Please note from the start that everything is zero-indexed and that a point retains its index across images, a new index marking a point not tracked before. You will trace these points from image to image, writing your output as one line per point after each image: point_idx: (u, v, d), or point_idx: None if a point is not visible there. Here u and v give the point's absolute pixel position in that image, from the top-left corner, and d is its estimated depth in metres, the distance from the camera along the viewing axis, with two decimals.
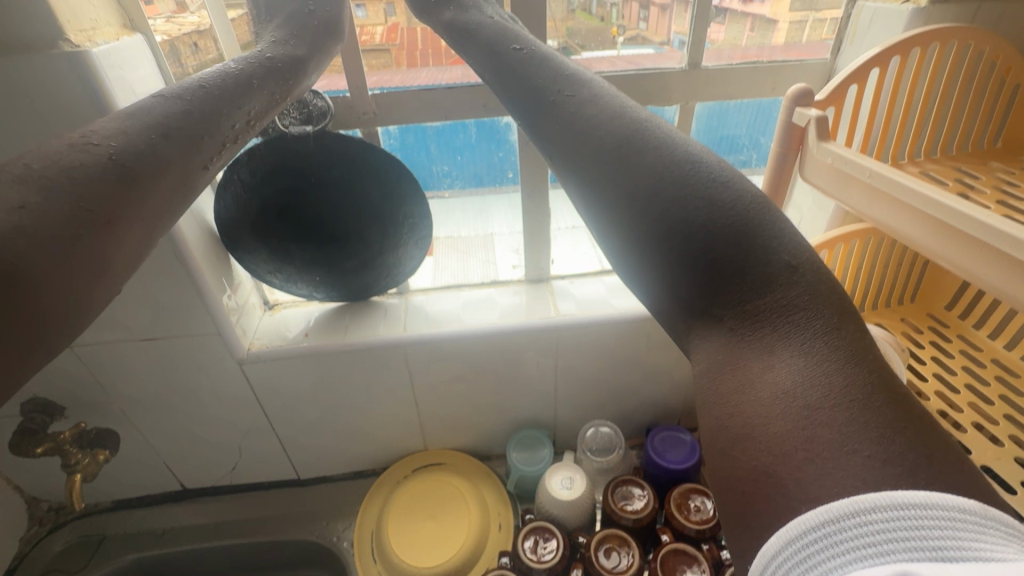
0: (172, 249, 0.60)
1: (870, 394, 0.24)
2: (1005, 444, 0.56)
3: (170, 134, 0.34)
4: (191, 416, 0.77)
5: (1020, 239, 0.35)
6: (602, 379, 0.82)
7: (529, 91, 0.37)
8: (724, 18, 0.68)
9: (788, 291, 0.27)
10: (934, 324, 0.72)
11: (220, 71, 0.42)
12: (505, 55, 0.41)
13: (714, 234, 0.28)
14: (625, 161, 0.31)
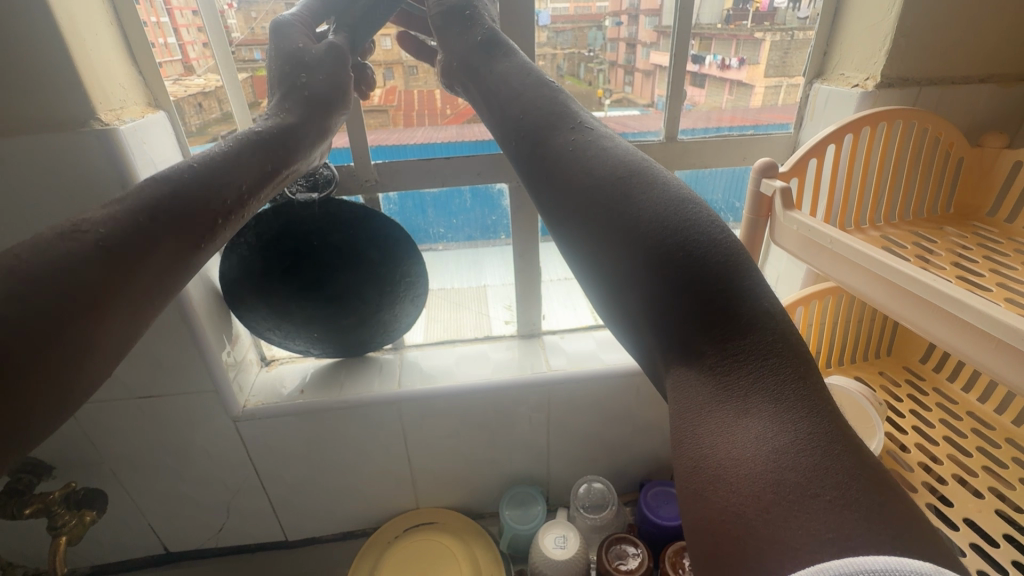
0: (177, 309, 0.63)
1: (831, 441, 0.26)
2: (986, 497, 0.57)
3: (159, 212, 0.36)
4: (180, 475, 0.76)
5: (965, 302, 0.39)
6: (594, 435, 0.83)
7: (550, 113, 0.40)
8: (704, 83, 0.74)
9: (763, 338, 0.29)
10: (910, 377, 0.75)
11: (200, 158, 0.40)
12: (521, 86, 0.43)
13: (697, 280, 0.30)
14: (631, 190, 0.34)
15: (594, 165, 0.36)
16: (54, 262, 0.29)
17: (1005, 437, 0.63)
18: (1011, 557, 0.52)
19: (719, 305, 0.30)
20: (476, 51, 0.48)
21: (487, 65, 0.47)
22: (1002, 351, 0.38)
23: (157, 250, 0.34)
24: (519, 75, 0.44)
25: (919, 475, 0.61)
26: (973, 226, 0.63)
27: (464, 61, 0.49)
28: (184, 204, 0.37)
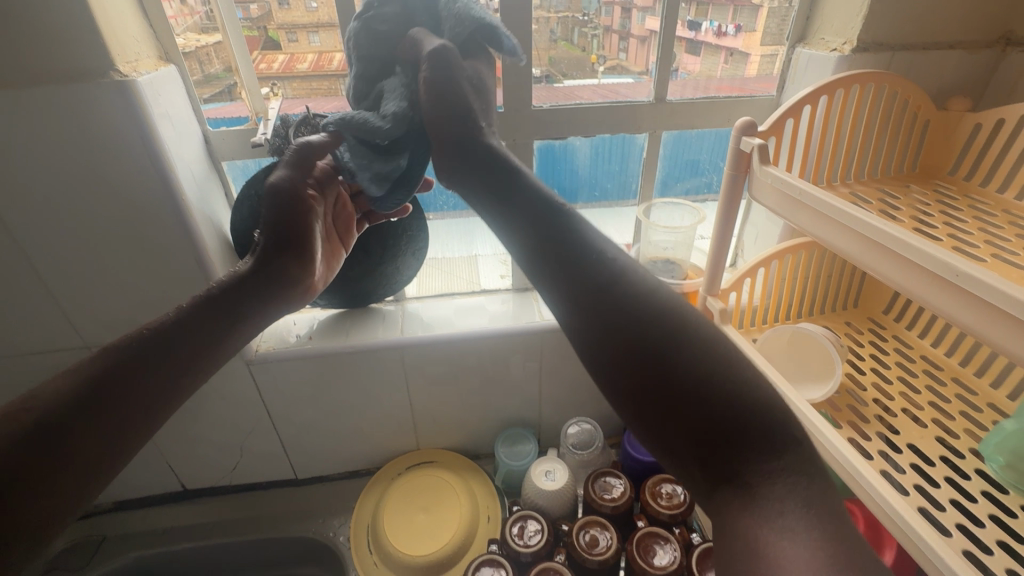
0: (194, 255, 0.67)
1: (854, 552, 0.29)
2: (928, 426, 0.64)
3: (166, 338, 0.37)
4: (195, 416, 0.82)
5: (909, 243, 0.46)
6: (583, 381, 0.90)
7: (543, 214, 0.38)
8: (700, 51, 0.78)
9: (785, 457, 0.32)
10: (872, 326, 0.81)
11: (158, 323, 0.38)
12: (522, 200, 0.39)
13: (712, 414, 0.33)
14: (629, 326, 0.35)
15: (608, 306, 0.36)
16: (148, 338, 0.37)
17: (952, 377, 0.71)
18: (945, 474, 0.58)
19: (731, 429, 0.33)
20: (479, 160, 0.41)
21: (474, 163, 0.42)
22: (948, 292, 0.44)
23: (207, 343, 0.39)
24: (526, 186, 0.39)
25: (872, 408, 0.67)
26: (935, 184, 0.68)
27: (459, 153, 0.43)
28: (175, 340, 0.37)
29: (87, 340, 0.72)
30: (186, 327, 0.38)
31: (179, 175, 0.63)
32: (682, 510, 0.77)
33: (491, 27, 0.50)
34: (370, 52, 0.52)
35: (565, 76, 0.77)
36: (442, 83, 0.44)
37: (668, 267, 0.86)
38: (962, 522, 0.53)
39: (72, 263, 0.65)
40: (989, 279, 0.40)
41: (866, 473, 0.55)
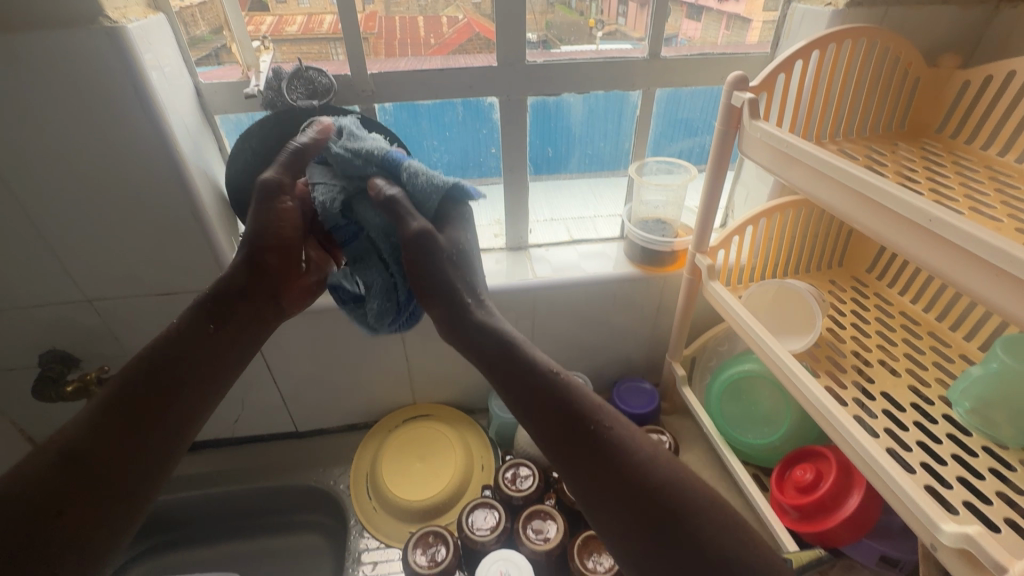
0: (191, 207, 0.68)
1: None
2: (902, 375, 0.67)
3: (152, 363, 0.52)
4: None
5: (886, 189, 0.47)
6: (574, 338, 0.92)
7: (511, 364, 0.50)
8: (700, 16, 0.78)
9: (730, 555, 0.43)
10: (855, 284, 0.84)
11: (155, 345, 0.53)
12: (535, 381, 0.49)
13: (665, 520, 0.44)
14: (576, 441, 0.47)
15: (597, 454, 0.46)
16: (153, 353, 0.53)
17: (928, 331, 0.74)
18: (914, 419, 0.61)
19: (666, 520, 0.44)
20: (458, 316, 0.52)
21: (484, 351, 0.51)
22: (923, 241, 0.46)
23: (186, 359, 0.53)
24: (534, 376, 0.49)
25: (851, 359, 0.70)
26: (922, 143, 0.70)
27: (482, 341, 0.51)
28: (164, 360, 0.52)
29: (87, 293, 0.73)
30: (171, 347, 0.53)
31: (173, 126, 0.63)
32: None
33: (458, 187, 0.56)
34: (352, 229, 0.59)
35: (561, 41, 0.77)
36: (427, 284, 0.52)
37: (660, 227, 0.88)
38: (926, 461, 0.56)
39: (71, 214, 0.66)
40: (959, 223, 0.42)
41: (839, 419, 0.56)
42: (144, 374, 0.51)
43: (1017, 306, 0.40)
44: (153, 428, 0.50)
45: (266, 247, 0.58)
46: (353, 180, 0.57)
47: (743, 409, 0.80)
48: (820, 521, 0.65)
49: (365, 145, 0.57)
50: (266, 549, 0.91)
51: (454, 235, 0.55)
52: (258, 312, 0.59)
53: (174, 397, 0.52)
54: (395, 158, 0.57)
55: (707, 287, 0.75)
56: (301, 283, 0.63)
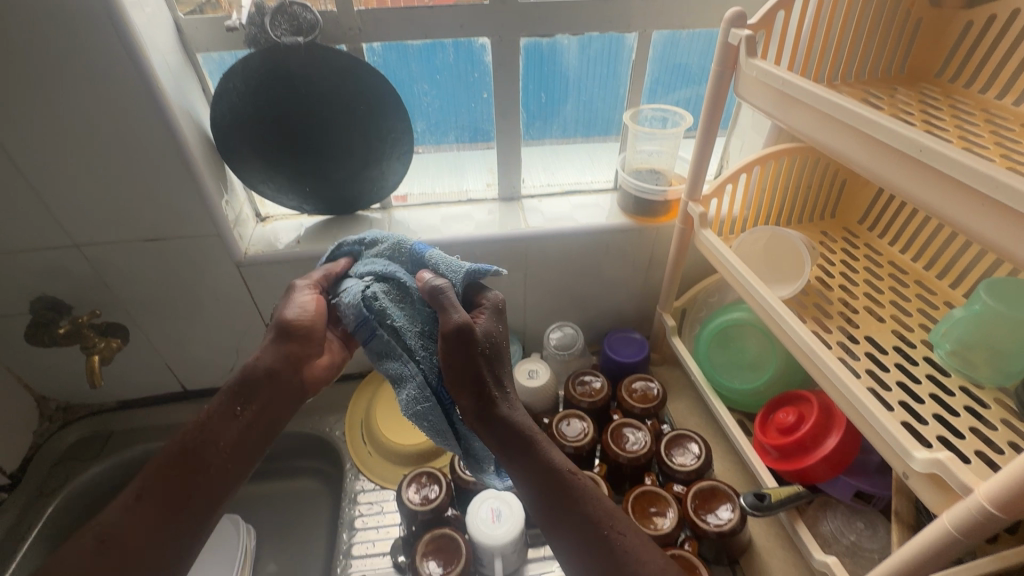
0: (174, 148, 0.67)
1: None
2: (887, 321, 0.68)
3: (190, 448, 0.51)
4: (191, 317, 0.84)
5: (873, 120, 0.47)
6: (566, 289, 0.93)
7: (532, 463, 0.51)
8: None
9: None
10: (847, 235, 0.84)
11: (194, 428, 0.53)
12: (555, 482, 0.51)
13: None
14: (591, 545, 0.50)
15: (605, 553, 0.49)
16: (192, 434, 0.52)
17: (915, 280, 0.74)
18: (895, 361, 0.63)
19: None
20: (488, 418, 0.51)
21: (506, 452, 0.52)
22: (913, 172, 0.45)
23: (224, 442, 0.53)
24: (552, 475, 0.51)
25: (837, 306, 0.71)
26: (921, 87, 0.68)
27: (505, 433, 0.51)
28: (199, 444, 0.52)
29: (75, 237, 0.73)
30: (208, 430, 0.53)
31: (152, 60, 0.62)
32: (655, 405, 0.81)
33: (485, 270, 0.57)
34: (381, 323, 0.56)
35: None
36: (462, 373, 0.51)
37: (653, 176, 0.87)
38: (904, 399, 0.58)
39: (55, 154, 0.65)
40: (949, 151, 0.42)
41: (821, 357, 0.56)
42: (182, 456, 0.51)
43: (998, 232, 0.40)
44: (183, 519, 0.49)
45: (291, 329, 0.59)
46: (385, 277, 0.59)
47: (730, 357, 0.82)
48: (799, 459, 0.67)
49: (393, 243, 0.62)
50: (265, 492, 0.94)
51: (488, 323, 0.53)
52: (279, 393, 0.57)
53: (208, 484, 0.51)
54: (420, 250, 0.60)
55: (698, 235, 0.75)
56: (320, 362, 0.61)
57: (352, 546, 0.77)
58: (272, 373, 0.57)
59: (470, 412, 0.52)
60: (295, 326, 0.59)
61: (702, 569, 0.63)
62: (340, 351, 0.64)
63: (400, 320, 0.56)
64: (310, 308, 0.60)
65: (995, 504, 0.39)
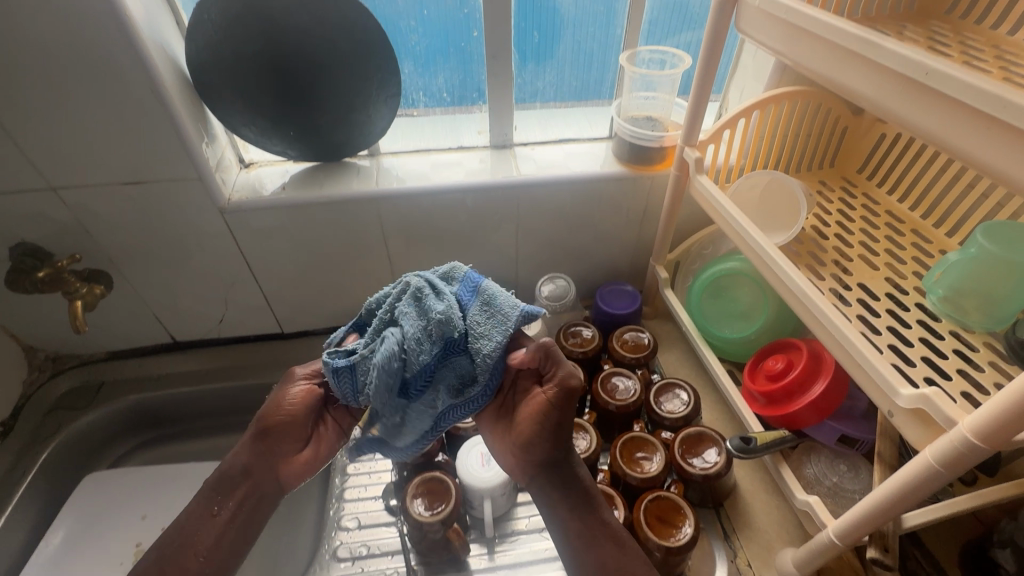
0: (147, 83, 0.64)
1: None
2: (881, 269, 0.67)
3: (170, 546, 0.54)
4: (177, 265, 0.83)
5: (874, 44, 0.45)
6: (559, 241, 0.92)
7: (583, 506, 0.55)
8: None
9: None
10: (845, 185, 0.82)
11: (176, 525, 0.55)
12: (610, 530, 0.54)
13: None
14: None
15: None
16: (174, 535, 0.55)
17: (912, 229, 0.73)
18: (887, 307, 0.62)
19: None
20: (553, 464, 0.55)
21: (569, 503, 0.55)
22: (921, 99, 0.43)
23: (199, 541, 0.54)
24: (604, 525, 0.54)
25: (831, 254, 0.70)
26: (930, 24, 0.65)
27: (564, 474, 0.55)
28: (178, 544, 0.54)
29: (50, 179, 0.70)
30: (184, 527, 0.55)
31: None
32: (646, 354, 0.81)
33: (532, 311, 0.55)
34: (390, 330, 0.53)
35: None
36: (550, 427, 0.54)
37: (649, 122, 0.85)
38: (893, 343, 0.58)
39: (22, 88, 0.62)
40: (958, 73, 0.39)
41: (812, 298, 0.55)
42: (162, 551, 0.54)
43: (999, 158, 0.38)
44: None
45: (267, 428, 0.57)
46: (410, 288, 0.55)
47: (721, 308, 0.82)
48: (786, 405, 0.68)
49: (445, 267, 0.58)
50: None
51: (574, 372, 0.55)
52: (257, 490, 0.57)
53: None
54: (472, 280, 0.56)
55: (694, 182, 0.73)
56: (300, 457, 0.58)
57: (344, 490, 0.79)
58: (247, 473, 0.56)
59: (540, 462, 0.55)
60: (271, 423, 0.57)
61: (687, 509, 0.64)
62: (329, 442, 0.60)
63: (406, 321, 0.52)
64: (294, 400, 0.59)
65: (979, 436, 0.39)
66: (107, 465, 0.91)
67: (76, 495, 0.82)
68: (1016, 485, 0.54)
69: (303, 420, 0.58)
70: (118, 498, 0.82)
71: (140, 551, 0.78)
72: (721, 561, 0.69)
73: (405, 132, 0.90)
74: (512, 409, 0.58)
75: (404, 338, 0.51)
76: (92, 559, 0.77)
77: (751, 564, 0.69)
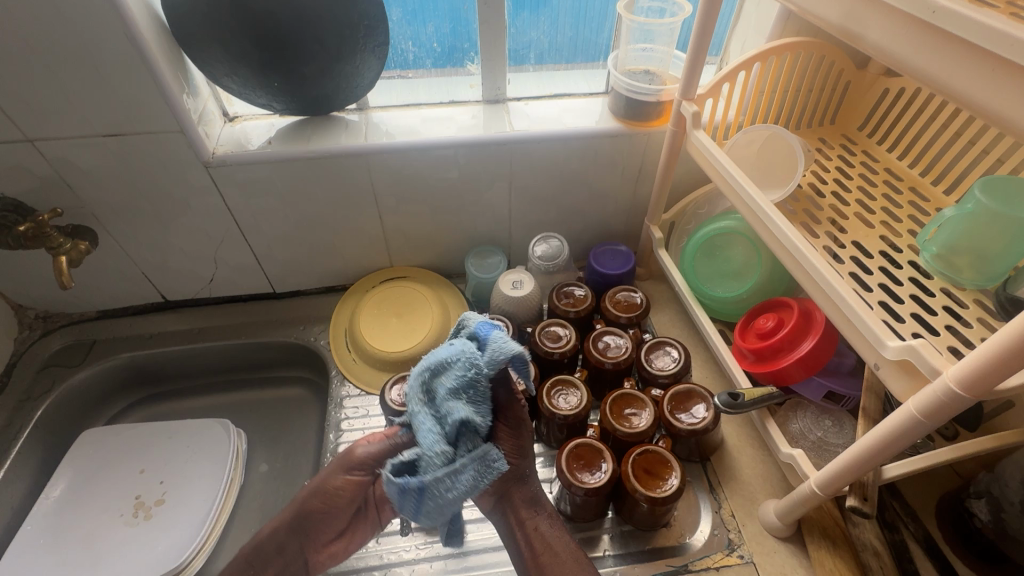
0: (121, 28, 0.61)
1: None
2: (876, 227, 0.67)
3: None
4: (163, 223, 0.81)
5: None
6: (553, 200, 0.90)
7: (534, 516, 0.61)
8: None
9: None
10: (845, 142, 0.80)
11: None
12: (569, 543, 0.60)
13: None
14: None
15: None
16: None
17: (910, 187, 0.72)
18: (879, 265, 0.62)
19: None
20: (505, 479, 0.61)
21: (534, 518, 0.61)
22: (931, 42, 0.42)
23: None
24: (565, 540, 0.60)
25: (827, 213, 0.69)
26: None
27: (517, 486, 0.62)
28: None
29: (26, 131, 0.68)
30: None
31: None
32: (638, 313, 0.81)
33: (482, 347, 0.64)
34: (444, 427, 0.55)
35: None
36: (511, 455, 0.60)
37: (646, 76, 0.82)
38: (884, 300, 0.58)
39: None
40: (970, 12, 0.37)
41: (806, 255, 0.55)
42: None
43: (1008, 103, 0.37)
44: None
45: (311, 513, 0.60)
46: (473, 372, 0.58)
47: (714, 268, 0.82)
48: (775, 363, 0.69)
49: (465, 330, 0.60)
50: (254, 399, 0.96)
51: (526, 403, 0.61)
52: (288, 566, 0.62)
53: None
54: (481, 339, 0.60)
55: (691, 137, 0.71)
56: (330, 545, 0.64)
57: (338, 445, 0.80)
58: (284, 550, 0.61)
59: (506, 486, 0.62)
60: (315, 510, 0.60)
61: (673, 462, 0.66)
62: (361, 535, 0.66)
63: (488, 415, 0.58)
64: (337, 494, 0.59)
65: (963, 386, 0.40)
66: (104, 422, 0.92)
67: (74, 450, 0.83)
68: (995, 438, 0.55)
69: (342, 512, 0.61)
70: (116, 453, 0.83)
71: (139, 503, 0.79)
72: (706, 511, 0.71)
73: (398, 95, 0.88)
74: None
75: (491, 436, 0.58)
76: (94, 511, 0.78)
77: (735, 515, 0.71)
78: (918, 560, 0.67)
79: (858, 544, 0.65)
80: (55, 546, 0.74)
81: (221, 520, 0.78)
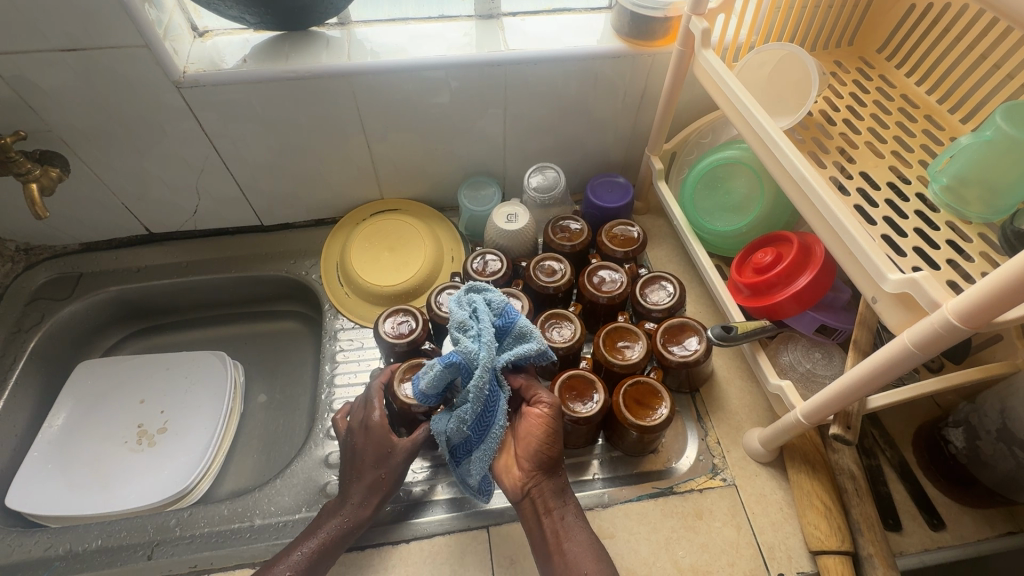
0: None
1: None
2: (886, 157, 0.64)
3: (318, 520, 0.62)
4: (140, 149, 0.77)
5: None
6: (550, 128, 0.86)
7: (553, 500, 0.60)
8: None
9: None
10: (862, 66, 0.75)
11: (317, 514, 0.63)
12: (592, 536, 0.59)
13: None
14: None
15: None
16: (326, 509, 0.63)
17: (925, 114, 0.68)
18: (886, 197, 0.60)
19: None
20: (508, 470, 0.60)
21: (560, 508, 0.59)
22: None
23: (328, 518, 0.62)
24: (588, 533, 0.59)
25: (836, 142, 0.66)
26: None
27: (542, 475, 0.60)
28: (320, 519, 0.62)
29: None
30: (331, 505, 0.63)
31: None
32: (635, 248, 0.80)
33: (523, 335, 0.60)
34: (463, 399, 0.59)
35: None
36: (551, 441, 0.59)
37: None
38: (887, 234, 0.57)
39: None
40: None
41: (815, 185, 0.52)
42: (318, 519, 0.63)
43: None
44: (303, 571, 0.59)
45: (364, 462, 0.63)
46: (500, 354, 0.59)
47: (715, 200, 0.79)
48: (769, 297, 0.68)
49: (494, 309, 0.60)
50: (250, 331, 0.97)
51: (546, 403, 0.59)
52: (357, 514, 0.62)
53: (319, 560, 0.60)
54: (509, 323, 0.59)
55: (699, 57, 0.66)
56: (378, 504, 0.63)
57: (335, 376, 0.81)
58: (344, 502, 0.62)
59: (535, 479, 0.59)
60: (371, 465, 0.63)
61: (663, 393, 0.67)
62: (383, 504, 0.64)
63: (488, 404, 0.58)
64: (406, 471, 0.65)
65: (960, 318, 0.39)
66: (100, 354, 0.92)
67: (72, 379, 0.84)
68: (980, 369, 0.56)
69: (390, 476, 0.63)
70: (116, 385, 0.84)
71: (143, 432, 0.81)
72: (692, 438, 0.74)
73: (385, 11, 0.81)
74: (512, 433, 0.63)
75: (483, 418, 0.59)
76: (99, 440, 0.80)
77: (720, 442, 0.74)
78: (890, 482, 0.70)
79: (835, 468, 0.68)
80: (65, 471, 0.77)
81: (224, 446, 0.80)
